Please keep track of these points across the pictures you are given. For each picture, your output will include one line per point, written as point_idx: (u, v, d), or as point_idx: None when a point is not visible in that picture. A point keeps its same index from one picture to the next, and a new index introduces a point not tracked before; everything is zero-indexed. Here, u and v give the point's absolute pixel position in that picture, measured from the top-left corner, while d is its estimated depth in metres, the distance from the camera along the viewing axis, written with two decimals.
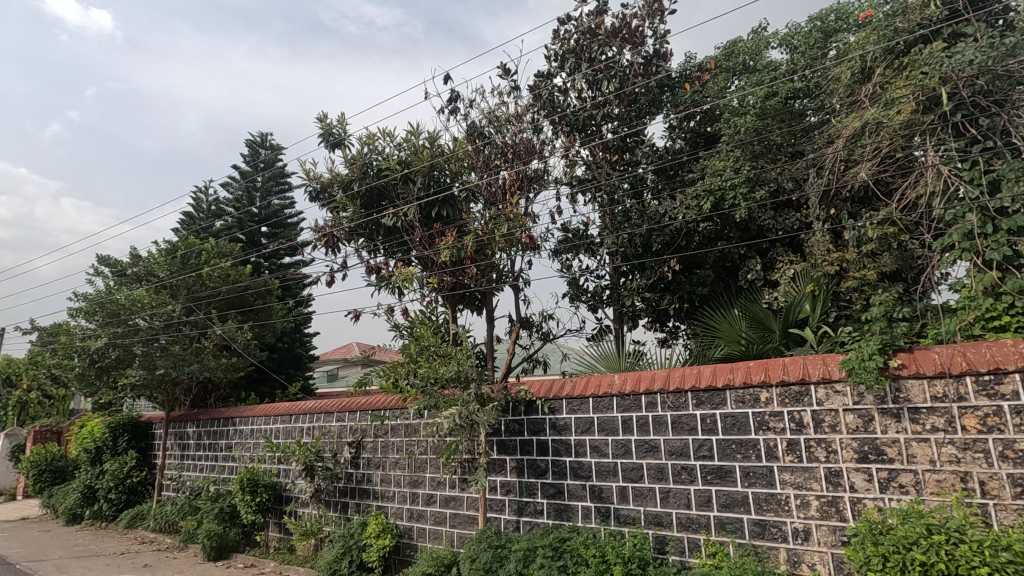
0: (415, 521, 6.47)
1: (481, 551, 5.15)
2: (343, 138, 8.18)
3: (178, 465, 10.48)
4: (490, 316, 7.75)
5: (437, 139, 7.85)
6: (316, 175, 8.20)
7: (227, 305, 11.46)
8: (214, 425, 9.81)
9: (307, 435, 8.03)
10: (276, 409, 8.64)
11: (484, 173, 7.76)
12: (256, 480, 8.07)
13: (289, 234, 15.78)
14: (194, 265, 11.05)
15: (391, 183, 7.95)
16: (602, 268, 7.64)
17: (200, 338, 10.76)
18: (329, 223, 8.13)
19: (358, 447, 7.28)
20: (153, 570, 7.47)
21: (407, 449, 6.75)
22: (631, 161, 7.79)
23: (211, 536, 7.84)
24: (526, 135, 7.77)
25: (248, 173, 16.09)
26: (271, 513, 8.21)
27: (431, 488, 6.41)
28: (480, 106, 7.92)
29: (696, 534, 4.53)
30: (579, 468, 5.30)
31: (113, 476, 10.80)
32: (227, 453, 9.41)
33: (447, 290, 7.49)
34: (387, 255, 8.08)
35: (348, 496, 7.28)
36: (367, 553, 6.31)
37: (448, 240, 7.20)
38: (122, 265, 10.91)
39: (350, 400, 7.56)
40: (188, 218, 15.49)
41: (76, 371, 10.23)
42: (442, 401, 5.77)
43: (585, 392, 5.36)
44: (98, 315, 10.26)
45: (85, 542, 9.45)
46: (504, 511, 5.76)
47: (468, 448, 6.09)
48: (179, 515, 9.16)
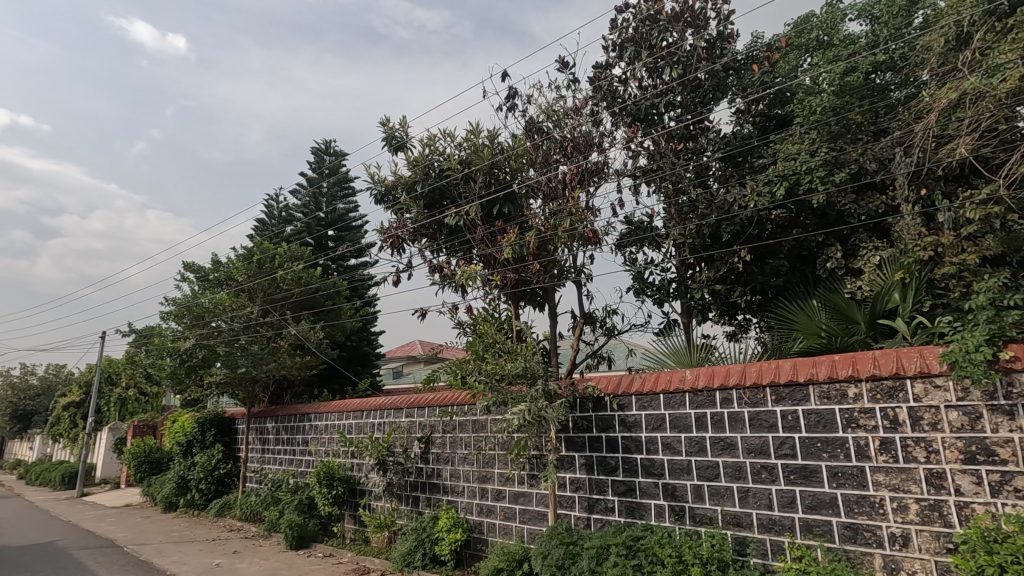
0: (485, 516, 6.54)
1: (552, 547, 5.13)
2: (405, 140, 8.37)
3: (259, 458, 11.08)
4: (553, 312, 7.72)
5: (496, 137, 7.88)
6: (380, 178, 8.43)
7: (300, 306, 12.02)
8: (292, 420, 10.30)
9: (378, 431, 8.29)
10: (348, 405, 8.98)
11: (543, 169, 7.72)
12: (332, 474, 8.41)
13: (354, 237, 16.37)
14: (269, 269, 11.58)
15: (453, 183, 8.07)
16: (668, 260, 7.42)
17: (276, 338, 11.36)
18: (394, 224, 8.34)
19: (428, 442, 7.46)
20: (242, 557, 7.95)
21: (475, 446, 6.84)
22: (696, 149, 7.50)
23: (292, 526, 8.26)
24: (586, 128, 7.63)
25: (315, 180, 16.84)
26: (346, 505, 8.55)
27: (500, 483, 6.46)
28: (538, 101, 7.88)
29: (779, 536, 4.31)
30: (651, 466, 5.17)
31: (202, 467, 11.57)
32: (304, 447, 9.87)
33: (511, 288, 7.51)
34: (449, 255, 8.21)
35: (419, 490, 7.46)
36: (439, 546, 6.44)
37: (511, 238, 7.20)
38: (204, 270, 11.64)
39: (418, 397, 7.74)
40: (261, 224, 16.39)
41: (168, 370, 11.02)
42: (509, 397, 5.80)
43: (655, 388, 5.23)
44: (185, 317, 11.01)
45: (181, 529, 10.20)
46: (574, 508, 5.72)
47: (536, 444, 6.09)
48: (263, 505, 9.69)
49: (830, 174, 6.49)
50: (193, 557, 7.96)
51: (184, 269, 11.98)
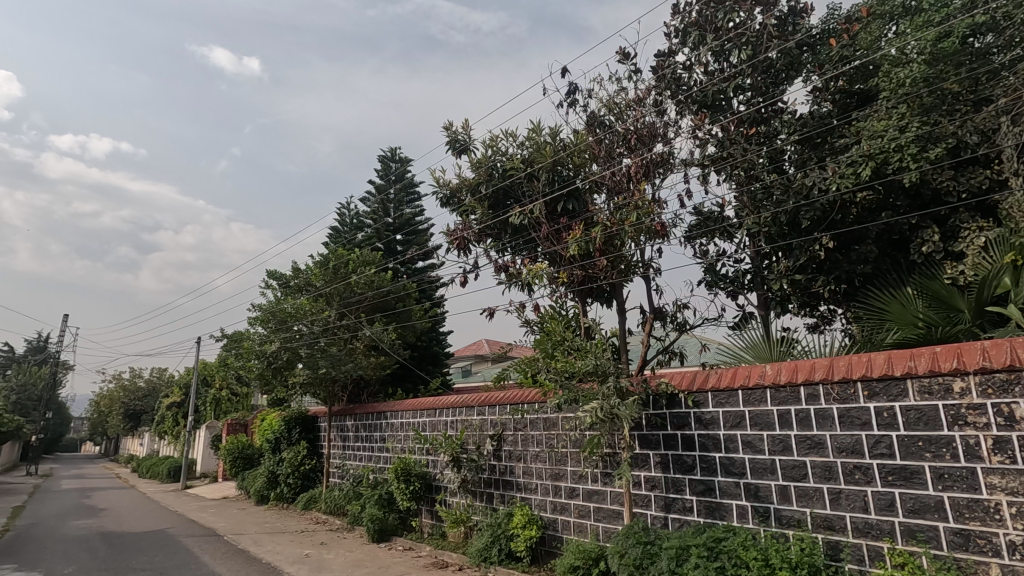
0: (559, 514, 6.54)
1: (629, 546, 5.04)
2: (468, 143, 8.51)
3: (341, 455, 11.62)
4: (621, 308, 7.60)
5: (558, 133, 7.87)
6: (446, 181, 8.62)
7: (374, 308, 12.64)
8: (370, 418, 10.74)
9: (452, 428, 8.48)
10: (422, 403, 9.26)
11: (606, 163, 7.59)
12: (409, 470, 8.71)
13: (421, 240, 16.83)
14: (343, 274, 12.17)
15: (516, 182, 8.13)
16: (741, 251, 7.11)
17: (352, 339, 12.01)
18: (459, 226, 8.49)
19: (500, 439, 7.55)
20: (329, 548, 8.38)
21: (547, 443, 6.86)
22: (768, 133, 7.16)
23: (374, 520, 8.61)
24: (649, 118, 7.39)
25: (382, 187, 17.49)
26: (423, 501, 8.80)
27: (573, 481, 6.45)
28: (599, 94, 7.76)
29: (877, 541, 4.02)
30: (731, 465, 4.98)
31: (290, 463, 12.32)
32: (382, 444, 10.25)
33: (578, 285, 7.51)
34: (514, 254, 8.26)
35: (493, 487, 7.56)
36: (515, 543, 6.51)
37: (576, 234, 7.14)
38: (286, 277, 12.33)
39: (489, 395, 7.86)
40: (335, 231, 17.22)
41: (256, 372, 11.76)
42: (581, 395, 5.75)
43: (733, 383, 5.03)
44: (271, 322, 11.70)
45: (273, 521, 10.89)
46: (650, 507, 5.61)
47: (608, 442, 6.01)
48: (346, 500, 10.15)
49: (924, 150, 6.03)
50: (285, 548, 8.47)
51: (267, 277, 12.76)
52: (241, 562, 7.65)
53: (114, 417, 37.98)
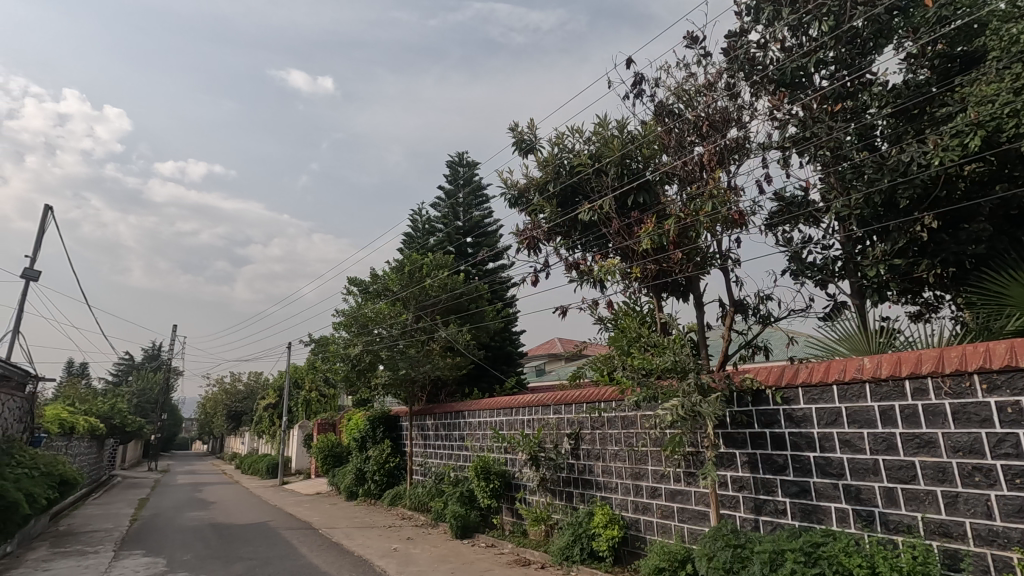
0: (642, 514, 6.40)
1: (718, 549, 4.85)
2: (534, 142, 8.53)
3: (422, 453, 12.00)
4: (698, 302, 7.33)
5: (625, 126, 7.71)
6: (514, 181, 8.69)
7: (448, 310, 12.96)
8: (449, 417, 11.02)
9: (529, 427, 8.53)
10: (498, 402, 9.39)
11: (678, 153, 7.35)
12: (488, 468, 8.87)
13: (491, 241, 17.07)
14: (418, 278, 12.57)
15: (585, 178, 8.05)
16: (830, 236, 6.64)
17: (429, 341, 12.37)
18: (528, 226, 8.50)
19: (577, 438, 7.51)
20: (415, 543, 8.68)
21: (626, 441, 6.74)
22: (856, 108, 6.66)
23: (456, 517, 8.81)
24: (722, 103, 7.09)
25: (451, 191, 17.86)
26: (503, 498, 8.92)
27: (655, 480, 6.30)
28: (667, 82, 7.52)
29: (1004, 551, 3.63)
30: (828, 465, 4.67)
31: (376, 461, 12.89)
32: (461, 443, 10.48)
33: (651, 280, 7.33)
34: (585, 251, 8.17)
35: (572, 486, 7.52)
36: (597, 542, 6.45)
37: (648, 228, 6.96)
38: (365, 284, 12.87)
39: (565, 394, 7.84)
40: (409, 236, 17.80)
41: (342, 374, 12.40)
42: (660, 392, 5.60)
43: (826, 378, 4.72)
44: (353, 326, 12.26)
45: (363, 516, 11.44)
46: (739, 509, 5.36)
47: (691, 441, 5.82)
48: (429, 496, 10.47)
49: None
50: (375, 542, 8.86)
51: (349, 283, 13.41)
52: (335, 554, 8.07)
53: (219, 418, 41.31)
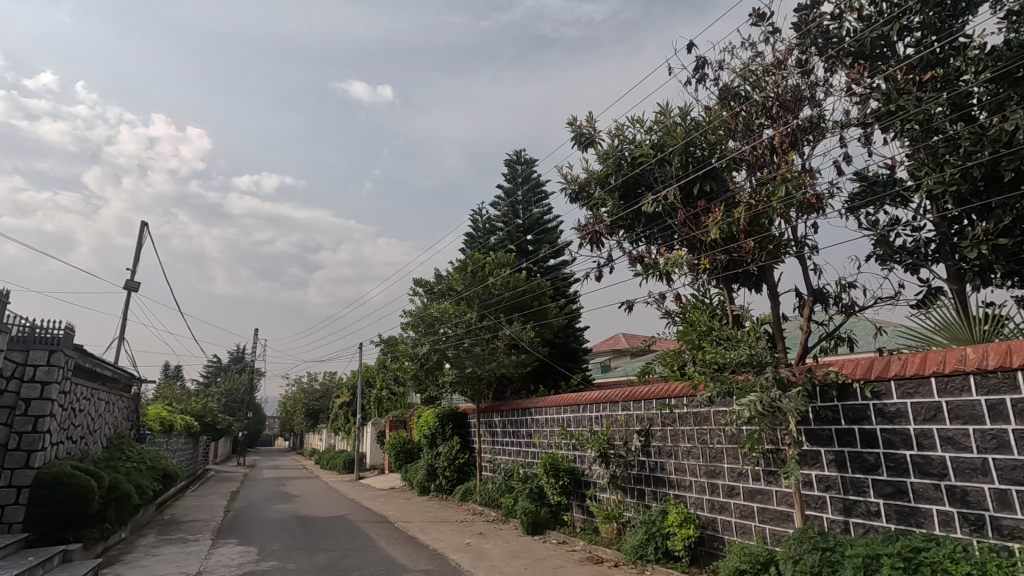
0: (718, 513, 6.18)
1: (805, 552, 4.59)
2: (594, 136, 8.41)
3: (491, 449, 12.16)
4: (773, 292, 6.98)
5: (689, 113, 7.45)
6: (574, 177, 8.60)
7: (511, 309, 13.00)
8: (515, 414, 11.11)
9: (597, 424, 8.43)
10: (565, 399, 9.35)
11: (746, 138, 7.06)
12: (557, 465, 8.86)
13: (551, 237, 17.07)
14: (481, 277, 12.72)
15: (647, 169, 7.84)
16: (922, 217, 6.12)
17: (493, 339, 12.49)
18: (590, 221, 8.37)
19: (647, 435, 7.35)
20: (487, 538, 8.81)
21: (700, 438, 6.54)
22: (948, 76, 6.05)
23: (527, 513, 8.86)
24: (793, 81, 6.71)
25: (510, 190, 17.95)
26: (573, 495, 8.88)
27: (731, 479, 6.07)
28: (732, 64, 7.21)
29: None
30: (928, 464, 4.32)
31: (446, 457, 13.19)
32: (529, 440, 10.52)
33: (721, 271, 7.04)
34: (649, 243, 7.97)
35: (643, 483, 7.38)
36: (672, 542, 6.29)
37: (717, 217, 6.67)
38: (430, 284, 13.17)
39: (633, 390, 7.71)
40: (470, 236, 18.07)
41: (411, 373, 12.78)
42: (736, 388, 5.37)
43: (923, 370, 4.37)
44: (420, 326, 12.58)
45: (435, 510, 11.74)
46: (826, 510, 5.07)
47: (770, 438, 5.56)
48: (499, 492, 10.61)
49: None
50: (448, 536, 9.07)
51: (415, 285, 13.78)
52: (411, 548, 8.33)
53: (298, 416, 43.60)
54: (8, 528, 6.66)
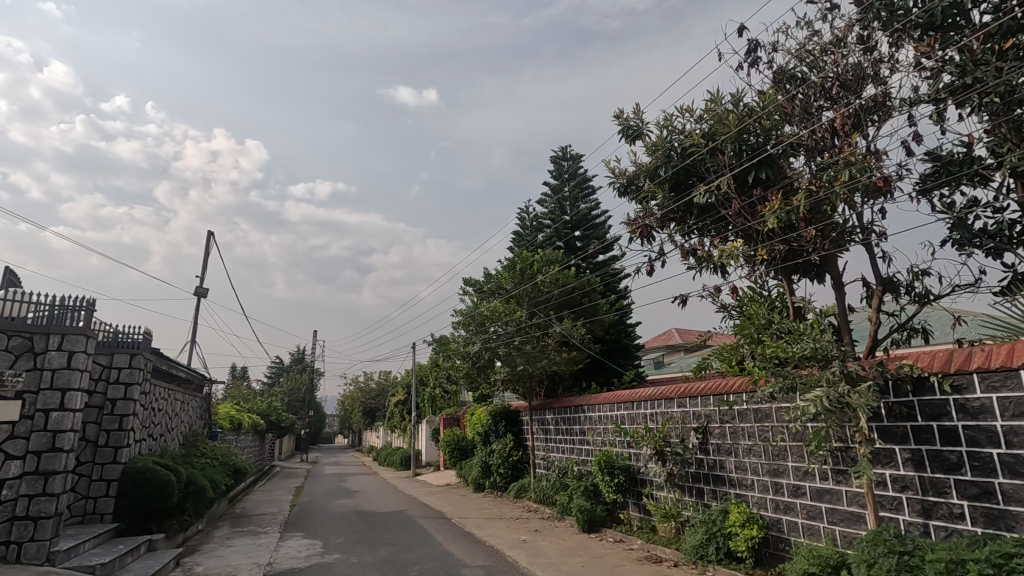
0: (783, 514, 5.94)
1: (880, 556, 4.34)
2: (641, 128, 8.25)
3: (544, 447, 12.16)
4: (837, 282, 6.64)
5: (741, 99, 7.18)
6: (622, 170, 8.46)
7: (561, 306, 12.86)
8: (568, 412, 11.07)
9: (652, 421, 8.29)
10: (618, 396, 9.24)
11: (804, 122, 6.74)
12: (612, 463, 8.77)
13: (599, 233, 16.90)
14: (530, 275, 12.69)
15: (698, 159, 7.62)
16: (1005, 196, 5.64)
17: (544, 336, 12.47)
18: (640, 214, 8.20)
19: (705, 432, 7.16)
20: (543, 536, 8.82)
21: (761, 435, 6.31)
22: None
23: (582, 510, 8.80)
24: (854, 59, 6.35)
25: (556, 187, 17.86)
26: (629, 493, 8.77)
27: (797, 478, 5.82)
28: (786, 46, 6.90)
29: None
30: (1018, 464, 3.99)
31: (500, 455, 13.29)
32: (583, 437, 10.45)
33: (781, 262, 6.76)
34: (702, 235, 7.75)
35: (702, 482, 7.19)
36: (734, 542, 6.09)
37: (774, 206, 6.40)
38: (480, 283, 13.30)
39: (689, 386, 7.53)
40: (518, 235, 18.12)
41: (464, 371, 12.96)
42: (799, 383, 5.13)
43: (1010, 362, 4.03)
44: (471, 325, 12.77)
45: (491, 507, 11.85)
46: (902, 512, 4.78)
47: (838, 435, 5.30)
48: (554, 490, 10.60)
49: None
50: (504, 533, 9.14)
51: (465, 284, 13.95)
52: (469, 543, 8.45)
53: (356, 414, 45.04)
54: (101, 518, 7.23)
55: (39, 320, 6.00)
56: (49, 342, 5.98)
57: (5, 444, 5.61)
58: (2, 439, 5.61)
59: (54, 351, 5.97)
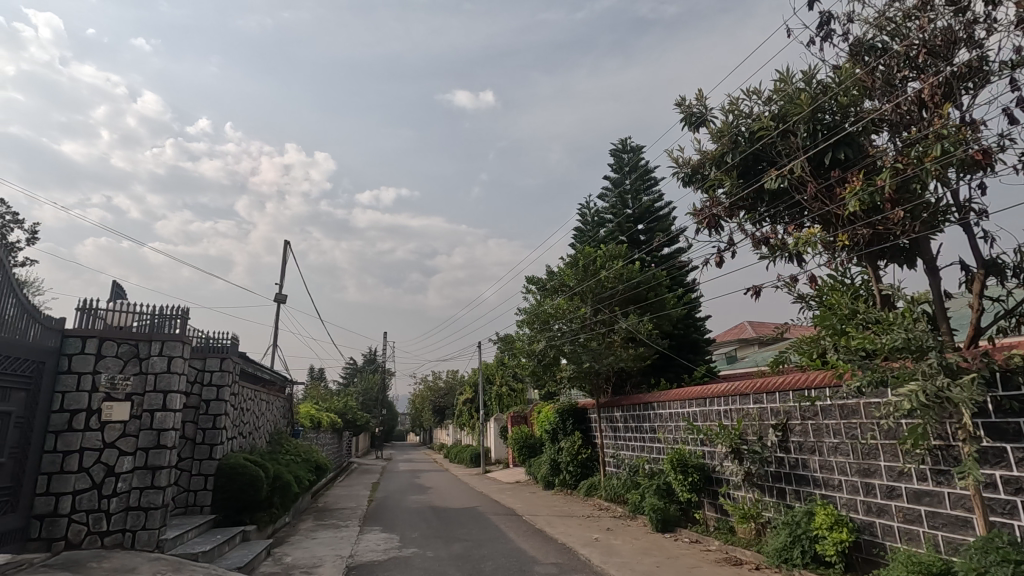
0: (876, 517, 5.55)
1: (992, 565, 3.96)
2: (705, 114, 7.95)
3: (613, 444, 12.00)
4: (930, 267, 6.13)
5: (814, 76, 6.76)
6: (685, 159, 8.19)
7: (627, 301, 12.66)
8: (637, 409, 10.87)
9: (726, 418, 7.99)
10: (690, 393, 8.98)
11: (886, 95, 6.28)
12: (685, 461, 8.52)
13: (663, 225, 16.47)
14: (593, 271, 12.49)
15: (768, 143, 7.25)
16: None
17: (610, 333, 12.28)
18: (706, 204, 7.91)
19: (785, 430, 6.81)
20: (615, 534, 8.71)
21: (848, 433, 5.92)
22: None
23: (655, 509, 8.60)
24: (943, 23, 5.81)
25: (617, 180, 17.55)
26: (704, 493, 8.49)
27: (890, 479, 5.43)
28: (863, 15, 6.43)
29: None
30: None
31: (569, 452, 13.25)
32: (653, 435, 10.22)
33: (865, 247, 6.32)
34: (774, 223, 7.37)
35: (783, 482, 6.84)
36: (822, 545, 5.75)
37: (855, 187, 5.99)
38: (543, 281, 13.31)
39: (765, 381, 7.19)
40: (579, 231, 17.97)
41: (530, 369, 13.01)
42: (891, 377, 4.78)
43: None
44: (535, 323, 12.78)
45: (561, 505, 11.83)
46: (1017, 517, 4.33)
47: (938, 433, 4.89)
48: (625, 488, 10.43)
49: None
50: (576, 531, 9.09)
51: (528, 282, 14.00)
52: (541, 541, 8.47)
53: (426, 412, 46.30)
54: (200, 510, 7.81)
55: (143, 328, 6.56)
56: (152, 348, 6.53)
57: (119, 441, 6.13)
58: (116, 437, 6.11)
59: (156, 357, 6.54)
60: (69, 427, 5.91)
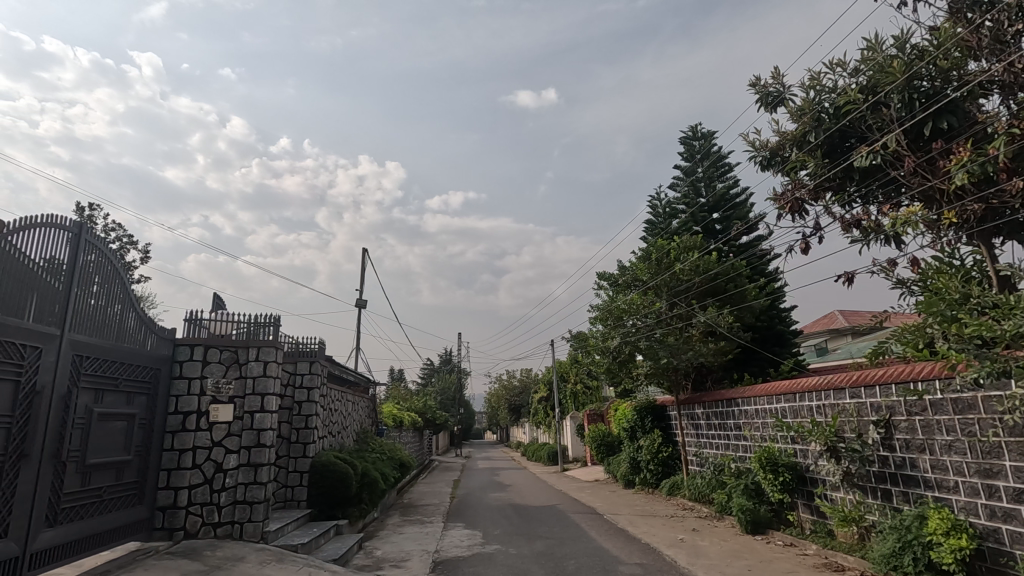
0: (1002, 522, 5.01)
1: None
2: (783, 93, 7.51)
3: (695, 442, 11.59)
4: None
5: (908, 41, 6.20)
6: (763, 142, 7.78)
7: (704, 294, 12.19)
8: (720, 406, 10.46)
9: (819, 414, 7.50)
10: (777, 388, 8.52)
11: (996, 54, 5.67)
12: (775, 460, 8.08)
13: (740, 213, 15.72)
14: (667, 264, 12.09)
15: (856, 118, 6.72)
16: None
17: (687, 328, 11.87)
18: (788, 188, 7.46)
19: (888, 426, 6.29)
20: (702, 535, 8.41)
21: (963, 430, 5.37)
22: None
23: (745, 510, 8.21)
24: None
25: (688, 169, 16.96)
26: (798, 493, 8.03)
27: (1017, 480, 4.88)
28: None
29: None
30: None
31: (649, 450, 12.96)
32: (739, 432, 9.77)
33: (975, 224, 5.73)
34: (867, 203, 6.84)
35: (888, 483, 6.32)
36: (937, 553, 5.24)
37: (961, 158, 5.43)
38: (614, 277, 13.09)
39: (863, 374, 6.69)
40: (650, 223, 17.52)
41: (605, 366, 12.84)
42: (1014, 367, 4.28)
43: None
44: (609, 319, 12.59)
45: (643, 504, 11.60)
46: None
47: None
48: (710, 488, 10.04)
49: None
50: (660, 531, 8.87)
51: (599, 278, 13.82)
52: (624, 540, 8.32)
53: (502, 410, 46.92)
54: (298, 504, 8.33)
55: (241, 335, 7.10)
56: (250, 354, 7.05)
57: (225, 440, 6.67)
58: (222, 436, 6.66)
59: (254, 362, 7.04)
60: (182, 427, 6.52)
